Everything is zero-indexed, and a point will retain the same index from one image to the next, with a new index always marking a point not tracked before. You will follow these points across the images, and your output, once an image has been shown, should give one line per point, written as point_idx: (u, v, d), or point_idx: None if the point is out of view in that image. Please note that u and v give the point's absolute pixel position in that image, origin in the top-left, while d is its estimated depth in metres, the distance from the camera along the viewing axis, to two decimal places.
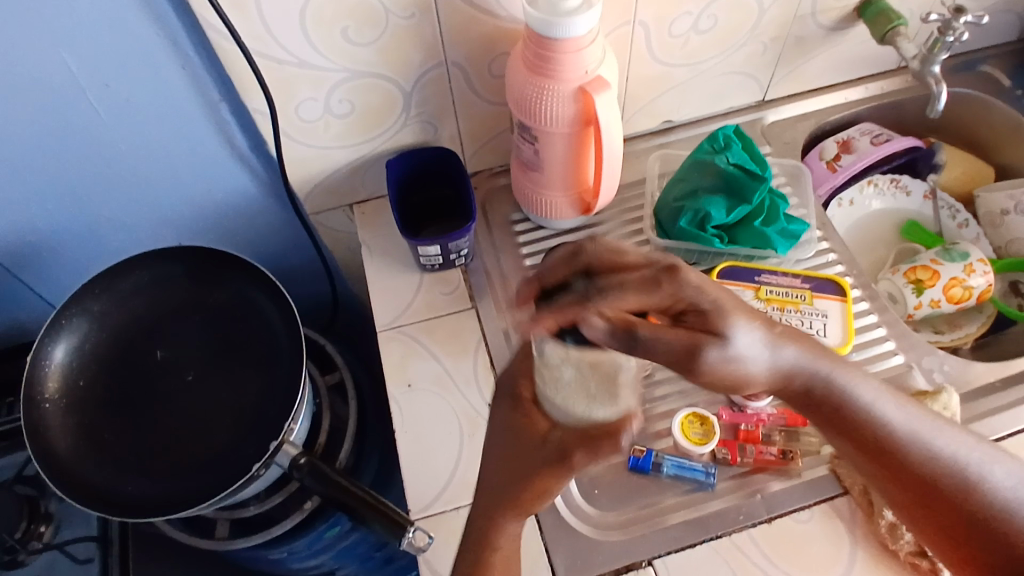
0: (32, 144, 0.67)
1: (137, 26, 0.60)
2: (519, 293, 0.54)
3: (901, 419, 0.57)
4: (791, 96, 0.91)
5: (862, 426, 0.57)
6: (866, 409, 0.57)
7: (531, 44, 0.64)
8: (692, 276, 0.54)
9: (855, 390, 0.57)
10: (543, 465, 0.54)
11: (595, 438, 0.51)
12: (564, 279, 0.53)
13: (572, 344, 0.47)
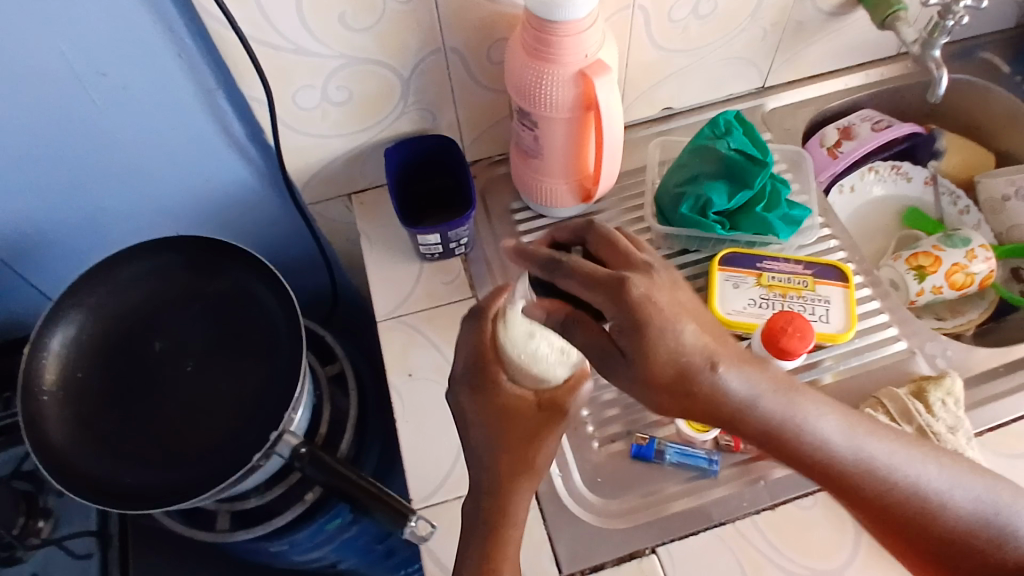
0: (26, 133, 0.66)
1: (131, 12, 0.59)
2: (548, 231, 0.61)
3: (861, 451, 0.50)
4: (790, 82, 0.91)
5: (822, 460, 0.49)
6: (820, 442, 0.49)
7: (530, 28, 0.64)
8: (639, 289, 0.48)
9: (814, 421, 0.49)
10: (543, 428, 0.54)
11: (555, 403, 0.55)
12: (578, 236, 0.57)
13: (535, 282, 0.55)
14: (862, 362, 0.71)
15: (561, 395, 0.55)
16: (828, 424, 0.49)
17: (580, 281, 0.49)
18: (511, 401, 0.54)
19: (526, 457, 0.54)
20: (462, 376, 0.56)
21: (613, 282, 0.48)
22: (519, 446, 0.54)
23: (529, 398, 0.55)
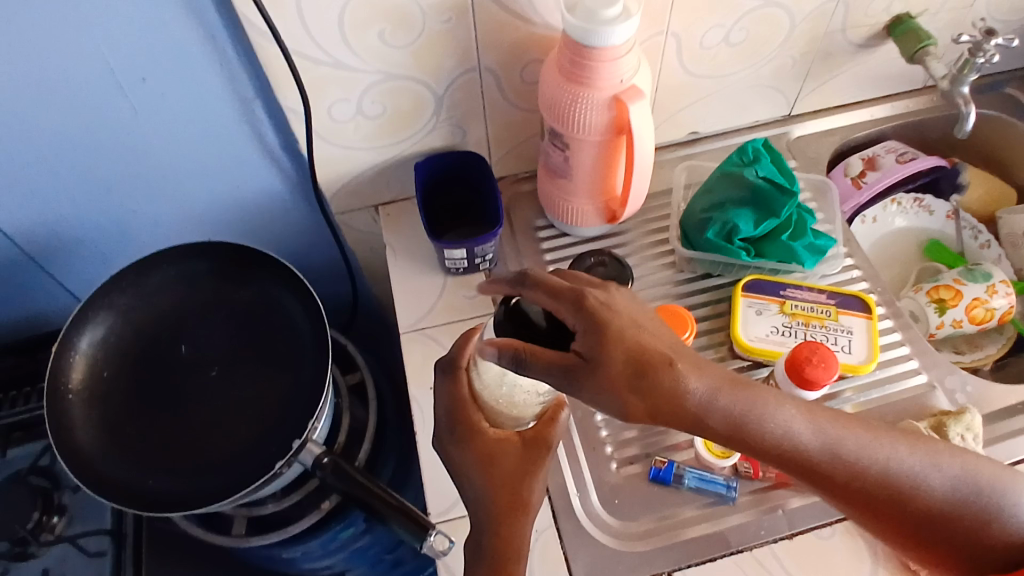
0: (64, 137, 0.67)
1: (175, 22, 0.60)
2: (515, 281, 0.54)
3: (829, 438, 0.52)
4: (816, 111, 0.92)
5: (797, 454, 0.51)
6: (791, 438, 0.51)
7: (566, 50, 0.64)
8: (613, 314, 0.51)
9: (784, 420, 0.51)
10: (528, 464, 0.57)
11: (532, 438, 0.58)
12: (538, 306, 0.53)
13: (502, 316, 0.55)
14: (883, 394, 0.71)
15: (542, 431, 0.58)
16: (790, 417, 0.52)
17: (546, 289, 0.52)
18: (495, 442, 0.58)
19: (517, 496, 0.57)
20: (447, 430, 0.59)
21: (572, 297, 0.52)
22: (508, 484, 0.57)
23: (514, 436, 0.58)
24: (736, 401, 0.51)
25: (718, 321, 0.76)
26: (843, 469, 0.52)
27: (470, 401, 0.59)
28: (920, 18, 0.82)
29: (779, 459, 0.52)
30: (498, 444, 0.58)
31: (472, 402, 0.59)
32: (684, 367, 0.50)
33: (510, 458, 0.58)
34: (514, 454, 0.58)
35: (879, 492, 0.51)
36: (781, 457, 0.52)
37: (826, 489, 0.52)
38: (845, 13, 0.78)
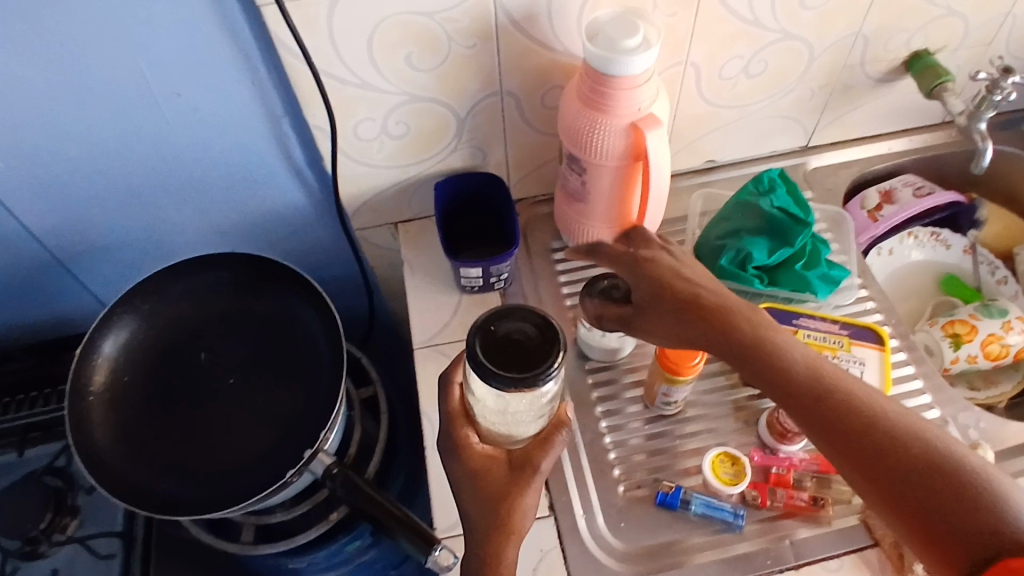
0: (99, 146, 0.69)
1: (212, 40, 0.62)
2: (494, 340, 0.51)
3: (835, 380, 0.55)
4: (834, 143, 0.92)
5: (785, 369, 0.56)
6: (785, 355, 0.56)
7: (586, 78, 0.66)
8: (665, 265, 0.62)
9: (781, 343, 0.57)
10: (513, 483, 0.58)
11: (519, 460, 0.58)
12: (519, 358, 0.50)
13: (499, 385, 0.48)
14: None
15: (530, 451, 0.58)
16: (797, 349, 0.57)
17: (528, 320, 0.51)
18: (482, 460, 0.59)
19: (508, 518, 0.57)
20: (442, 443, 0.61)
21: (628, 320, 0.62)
22: (497, 504, 0.57)
23: (502, 455, 0.59)
24: (752, 320, 0.58)
25: None
26: (846, 408, 0.53)
27: (462, 417, 0.60)
28: (938, 55, 0.83)
29: (788, 399, 0.55)
30: (485, 462, 0.59)
31: (462, 417, 0.60)
32: (718, 302, 0.59)
33: (496, 476, 0.58)
34: (502, 472, 0.59)
35: (877, 428, 0.51)
36: (788, 396, 0.55)
37: (827, 439, 0.53)
38: (864, 48, 0.79)
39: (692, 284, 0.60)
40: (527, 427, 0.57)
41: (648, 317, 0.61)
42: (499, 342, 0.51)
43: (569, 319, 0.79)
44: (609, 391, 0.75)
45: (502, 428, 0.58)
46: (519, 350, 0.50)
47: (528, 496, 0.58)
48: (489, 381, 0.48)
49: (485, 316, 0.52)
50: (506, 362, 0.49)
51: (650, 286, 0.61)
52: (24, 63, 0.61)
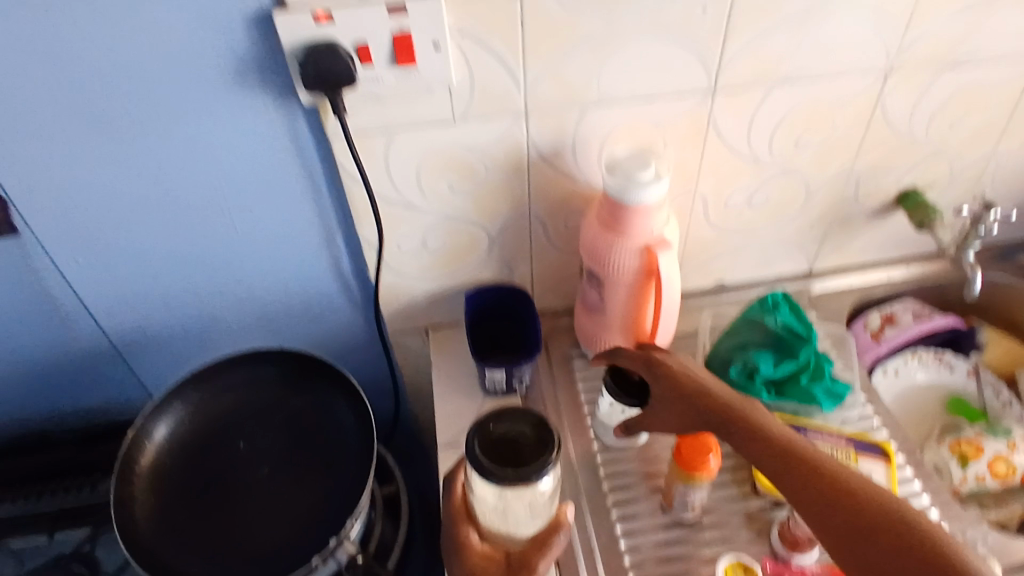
0: (172, 252, 0.78)
1: (285, 166, 0.72)
2: (492, 438, 0.59)
3: (830, 464, 0.62)
4: (836, 269, 0.99)
5: (769, 434, 0.66)
6: (770, 425, 0.66)
7: (605, 205, 0.75)
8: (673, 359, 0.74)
9: (766, 417, 0.68)
10: None
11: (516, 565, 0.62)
12: (514, 455, 0.57)
13: (495, 480, 0.54)
14: None
15: (529, 553, 0.61)
16: (779, 425, 0.67)
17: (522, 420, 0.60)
18: (480, 559, 0.62)
19: None
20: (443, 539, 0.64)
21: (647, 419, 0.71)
22: None
23: (500, 555, 0.63)
24: (744, 401, 0.69)
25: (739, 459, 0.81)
26: (841, 488, 0.60)
27: (462, 513, 0.64)
28: (928, 191, 0.91)
29: (789, 480, 0.62)
30: (483, 562, 0.62)
31: (463, 511, 0.64)
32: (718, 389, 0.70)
33: None
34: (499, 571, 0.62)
35: (873, 509, 0.58)
36: (789, 475, 0.63)
37: (822, 518, 0.60)
38: (857, 184, 0.88)
39: (694, 374, 0.71)
40: (526, 527, 0.61)
41: (670, 421, 0.71)
42: (497, 441, 0.59)
43: (585, 427, 0.83)
44: (626, 496, 0.77)
45: (503, 526, 0.61)
46: (515, 448, 0.57)
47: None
48: (488, 476, 0.55)
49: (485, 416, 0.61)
50: (503, 459, 0.57)
51: (665, 389, 0.71)
52: (122, 180, 0.70)
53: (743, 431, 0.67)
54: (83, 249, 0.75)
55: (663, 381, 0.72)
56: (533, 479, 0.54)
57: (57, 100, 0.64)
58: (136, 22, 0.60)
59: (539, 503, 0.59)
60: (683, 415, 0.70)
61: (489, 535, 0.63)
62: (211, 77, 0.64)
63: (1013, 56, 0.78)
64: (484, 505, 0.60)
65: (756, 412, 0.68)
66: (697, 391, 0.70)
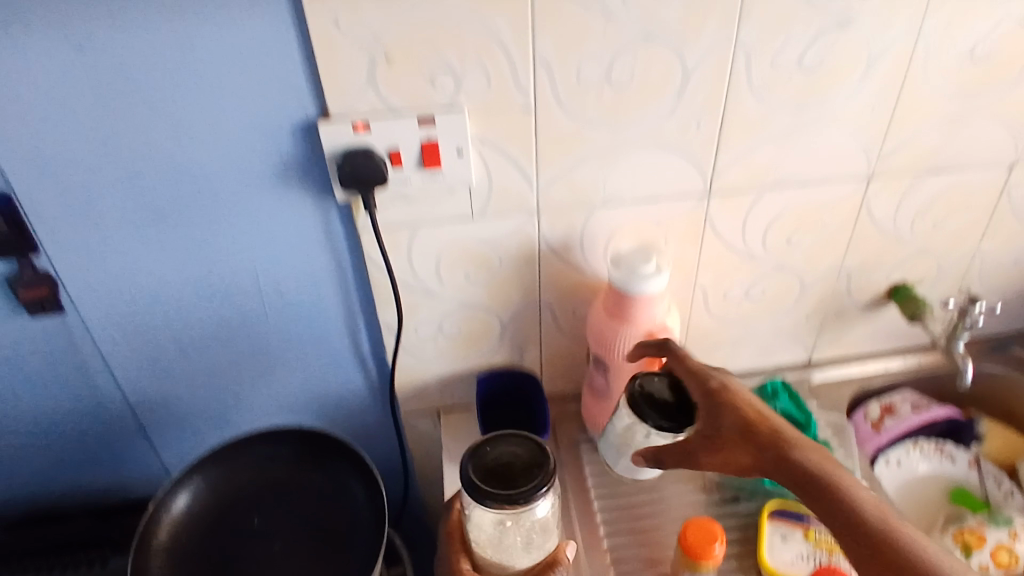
0: (204, 333, 0.83)
1: (315, 255, 0.78)
2: (488, 461, 0.65)
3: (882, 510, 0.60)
4: (834, 359, 1.03)
5: (839, 494, 0.61)
6: (842, 484, 0.62)
7: (610, 294, 0.80)
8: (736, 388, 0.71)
9: (841, 474, 0.63)
10: None
11: None
12: (507, 477, 0.63)
13: (489, 502, 0.60)
14: None
15: None
16: (853, 483, 0.62)
17: (516, 446, 0.66)
18: None
19: None
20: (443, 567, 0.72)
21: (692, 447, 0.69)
22: None
23: None
24: (809, 454, 0.65)
25: (745, 546, 0.81)
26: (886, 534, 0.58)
27: (460, 544, 0.71)
28: (917, 286, 0.96)
29: (833, 514, 0.61)
30: None
31: (466, 546, 0.71)
32: (781, 434, 0.67)
33: None
34: None
35: None
36: (834, 510, 0.61)
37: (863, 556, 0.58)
38: (849, 279, 0.93)
39: (761, 414, 0.68)
40: (520, 558, 0.67)
41: (716, 447, 0.68)
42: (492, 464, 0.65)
43: (592, 510, 0.84)
44: None
45: (500, 556, 0.67)
46: (508, 470, 0.63)
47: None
48: (483, 496, 0.60)
49: (483, 438, 0.67)
50: (496, 482, 0.62)
51: (716, 412, 0.69)
52: (165, 266, 0.76)
53: (795, 463, 0.64)
54: (121, 329, 0.80)
55: (715, 403, 0.70)
56: (524, 502, 0.60)
57: (116, 195, 0.70)
58: (196, 129, 0.67)
59: (534, 532, 0.66)
60: (734, 442, 0.68)
61: (483, 564, 0.70)
62: (257, 178, 0.71)
63: (989, 165, 0.85)
64: (482, 532, 0.67)
65: (812, 449, 0.66)
66: (750, 420, 0.68)
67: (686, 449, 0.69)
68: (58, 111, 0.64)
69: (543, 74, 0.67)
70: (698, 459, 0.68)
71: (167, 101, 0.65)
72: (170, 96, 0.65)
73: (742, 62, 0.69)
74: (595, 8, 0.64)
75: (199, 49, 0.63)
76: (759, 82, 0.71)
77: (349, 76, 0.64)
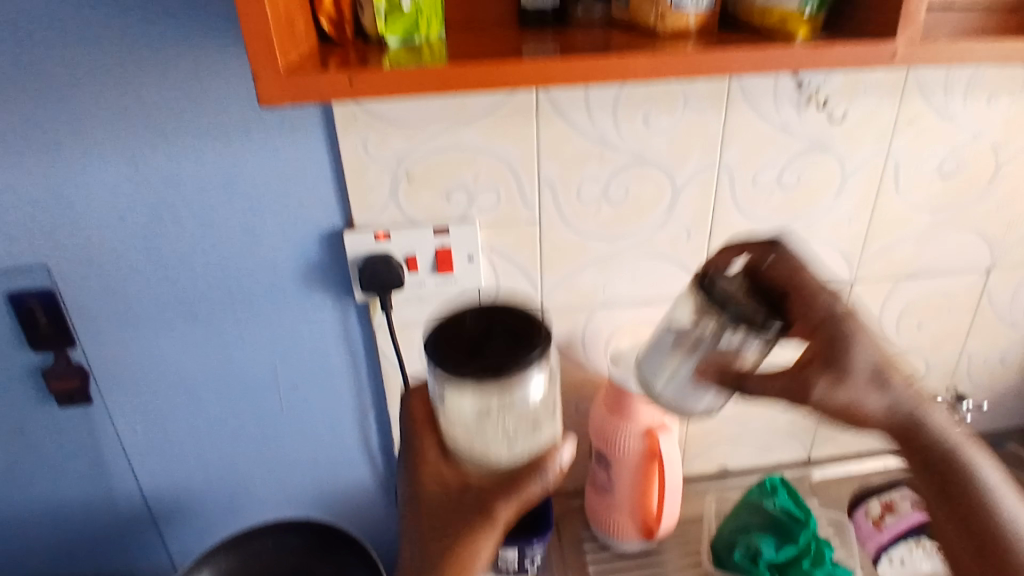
0: (222, 425, 0.86)
1: (333, 352, 0.83)
2: (455, 331, 0.50)
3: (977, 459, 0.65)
4: (832, 457, 1.05)
5: (955, 463, 0.65)
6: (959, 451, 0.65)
7: (611, 391, 0.84)
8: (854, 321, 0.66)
9: (961, 439, 0.66)
10: (463, 523, 0.52)
11: (471, 494, 0.52)
12: (482, 349, 0.47)
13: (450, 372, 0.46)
14: None
15: (497, 492, 0.51)
16: (972, 451, 0.65)
17: (490, 317, 0.50)
18: (432, 477, 0.54)
19: None
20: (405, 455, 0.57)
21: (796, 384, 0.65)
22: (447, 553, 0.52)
23: (451, 482, 0.53)
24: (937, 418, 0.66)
25: None
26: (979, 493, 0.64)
27: (426, 427, 0.56)
28: None
29: (925, 455, 0.66)
30: (437, 491, 0.53)
31: (429, 430, 0.56)
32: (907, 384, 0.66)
33: (445, 502, 0.53)
34: (454, 500, 0.52)
35: None
36: (931, 463, 0.65)
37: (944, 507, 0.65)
38: None
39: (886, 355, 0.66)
40: (502, 448, 0.49)
41: (830, 384, 0.65)
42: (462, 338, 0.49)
43: None
44: None
45: (472, 447, 0.50)
46: (480, 345, 0.48)
47: (480, 543, 0.52)
48: (448, 366, 0.46)
49: (462, 314, 0.51)
50: (464, 353, 0.48)
51: (841, 339, 0.65)
52: (192, 361, 0.81)
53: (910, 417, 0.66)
54: (144, 421, 0.84)
55: (835, 332, 0.65)
56: (501, 377, 0.45)
57: (153, 295, 0.76)
58: (231, 236, 0.73)
59: (517, 419, 0.48)
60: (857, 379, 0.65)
61: (452, 458, 0.53)
62: (284, 281, 0.77)
63: (966, 271, 0.90)
64: (455, 412, 0.49)
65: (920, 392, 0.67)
66: (880, 364, 0.65)
67: (791, 381, 0.65)
68: (109, 223, 0.71)
69: (548, 191, 0.74)
70: (812, 387, 0.64)
71: (208, 212, 0.72)
72: (210, 207, 0.72)
73: (727, 180, 0.77)
74: (593, 135, 0.72)
75: (240, 168, 0.70)
76: (743, 199, 0.78)
77: (374, 191, 0.71)
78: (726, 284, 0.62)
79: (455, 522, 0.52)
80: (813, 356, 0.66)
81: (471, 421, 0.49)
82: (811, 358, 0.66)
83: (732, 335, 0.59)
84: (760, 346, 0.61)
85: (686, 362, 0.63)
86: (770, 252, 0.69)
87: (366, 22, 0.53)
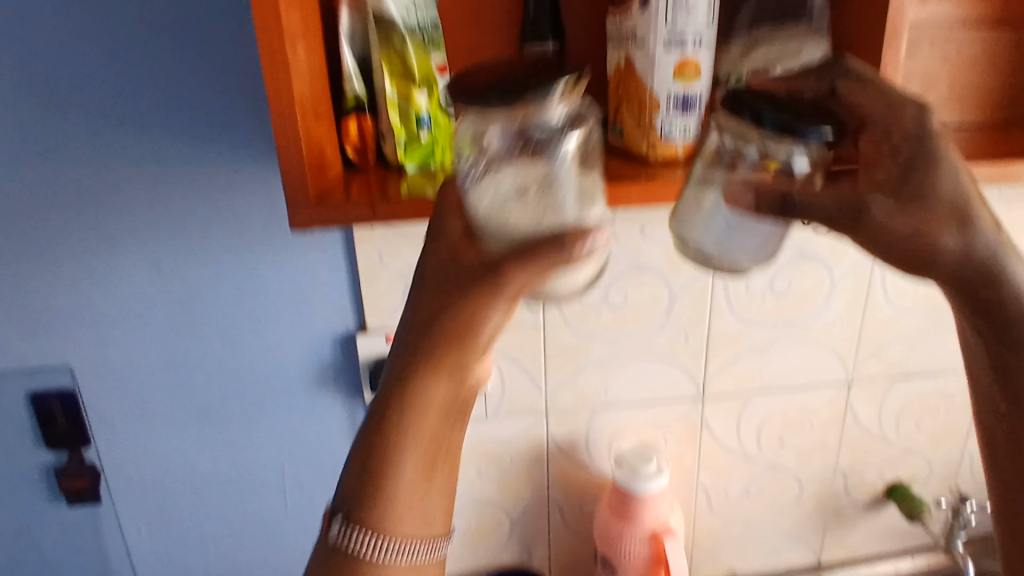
0: (226, 524, 0.86)
1: (339, 453, 0.83)
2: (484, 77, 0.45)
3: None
4: (841, 561, 1.03)
5: None
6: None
7: (615, 493, 0.84)
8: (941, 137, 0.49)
9: None
10: (473, 295, 0.48)
11: (476, 266, 0.47)
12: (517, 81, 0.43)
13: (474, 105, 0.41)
14: None
15: (508, 262, 0.45)
16: None
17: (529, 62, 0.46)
18: (443, 252, 0.49)
19: None
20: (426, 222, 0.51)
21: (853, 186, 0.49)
22: (454, 329, 0.50)
23: (466, 255, 0.48)
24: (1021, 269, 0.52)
25: None
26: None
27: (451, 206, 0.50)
28: (912, 484, 0.99)
29: (990, 312, 0.54)
30: (451, 258, 0.49)
31: (458, 210, 0.48)
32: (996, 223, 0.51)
33: (453, 271, 0.49)
34: (467, 268, 0.48)
35: None
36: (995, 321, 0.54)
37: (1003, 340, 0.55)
38: (843, 478, 0.97)
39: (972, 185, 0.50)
40: (520, 217, 0.42)
41: (903, 220, 0.49)
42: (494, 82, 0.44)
43: None
44: None
45: (494, 219, 0.43)
46: (516, 82, 0.42)
47: (485, 313, 0.49)
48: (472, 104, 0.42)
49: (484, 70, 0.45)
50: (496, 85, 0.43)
51: (927, 159, 0.48)
52: (201, 459, 0.82)
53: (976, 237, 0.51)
54: (150, 520, 0.84)
55: (918, 148, 0.48)
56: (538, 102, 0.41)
57: (170, 395, 0.78)
58: (247, 338, 0.76)
59: (549, 168, 0.42)
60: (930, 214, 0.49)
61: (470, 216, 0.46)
62: (295, 382, 0.79)
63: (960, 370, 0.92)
64: (474, 181, 0.44)
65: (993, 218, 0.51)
66: (966, 196, 0.49)
67: (855, 201, 0.48)
68: (134, 326, 0.75)
69: None
70: (870, 205, 0.48)
71: (227, 316, 0.75)
72: (230, 311, 0.75)
73: (720, 285, 0.81)
74: None
75: (260, 276, 0.74)
76: (736, 303, 0.82)
77: (387, 296, 0.75)
78: (860, 87, 0.50)
79: (464, 288, 0.48)
80: (877, 136, 0.49)
81: (492, 177, 0.43)
82: (883, 180, 0.49)
83: (780, 140, 0.44)
84: (818, 160, 0.46)
85: (715, 188, 0.47)
86: (831, 79, 0.50)
87: (387, 150, 0.58)
